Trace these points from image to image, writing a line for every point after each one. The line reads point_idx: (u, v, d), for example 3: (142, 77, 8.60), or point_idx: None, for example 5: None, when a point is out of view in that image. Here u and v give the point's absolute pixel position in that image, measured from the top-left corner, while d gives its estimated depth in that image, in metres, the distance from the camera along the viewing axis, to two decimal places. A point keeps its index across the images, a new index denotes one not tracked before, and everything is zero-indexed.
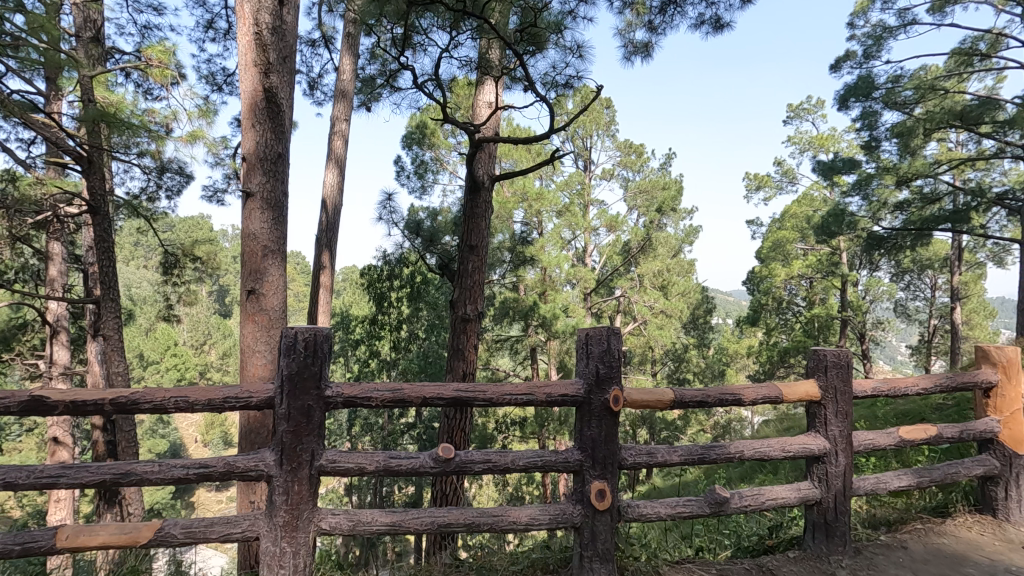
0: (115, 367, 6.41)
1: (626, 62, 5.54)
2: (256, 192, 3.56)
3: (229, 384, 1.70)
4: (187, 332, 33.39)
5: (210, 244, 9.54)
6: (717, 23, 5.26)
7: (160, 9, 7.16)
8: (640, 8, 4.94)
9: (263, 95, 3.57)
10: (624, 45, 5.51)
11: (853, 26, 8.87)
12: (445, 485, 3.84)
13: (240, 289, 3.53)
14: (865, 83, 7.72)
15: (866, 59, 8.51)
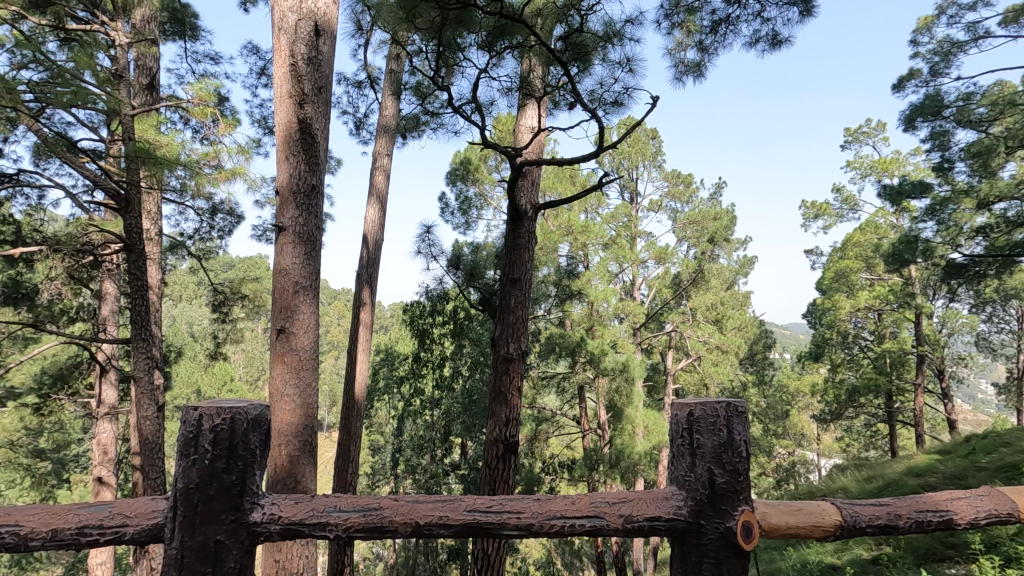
0: (147, 410, 5.92)
1: (676, 83, 4.85)
2: (289, 226, 3.11)
3: (95, 501, 1.03)
4: (242, 368, 34.23)
5: (257, 282, 9.15)
6: (774, 39, 4.51)
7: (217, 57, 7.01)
8: (690, 26, 4.21)
9: (297, 126, 3.16)
10: (673, 65, 4.83)
11: (914, 44, 7.87)
12: (488, 544, 3.17)
13: (269, 328, 3.07)
14: (933, 101, 6.64)
15: (934, 77, 7.44)
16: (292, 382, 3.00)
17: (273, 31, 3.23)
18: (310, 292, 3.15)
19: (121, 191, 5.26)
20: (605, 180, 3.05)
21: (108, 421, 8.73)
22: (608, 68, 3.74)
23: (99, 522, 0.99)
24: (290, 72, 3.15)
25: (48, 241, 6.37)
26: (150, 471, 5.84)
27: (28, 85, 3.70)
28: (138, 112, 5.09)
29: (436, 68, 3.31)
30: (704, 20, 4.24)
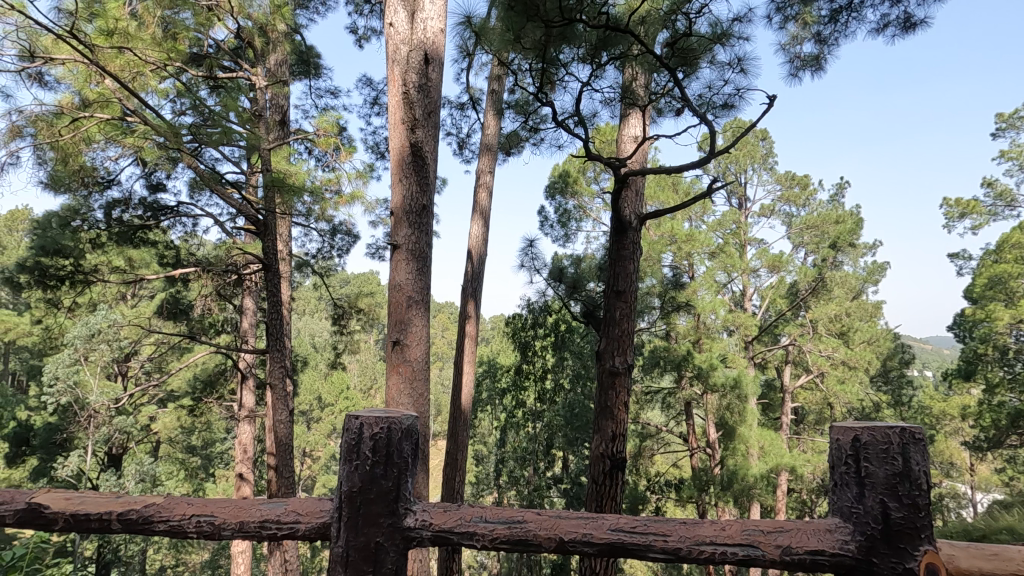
0: (281, 414, 6.51)
1: (791, 80, 4.54)
2: (403, 244, 3.29)
3: (272, 498, 1.15)
4: (357, 376, 36.80)
5: (371, 296, 9.79)
6: (907, 22, 4.07)
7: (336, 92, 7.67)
8: (807, 18, 3.91)
9: (409, 150, 3.36)
10: (787, 61, 4.52)
11: None
12: (597, 563, 3.10)
13: (385, 340, 3.27)
14: None
15: None
16: (406, 391, 3.17)
17: (388, 65, 3.49)
18: (422, 306, 3.30)
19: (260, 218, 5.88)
20: (715, 187, 2.92)
21: (248, 423, 9.72)
22: (717, 69, 3.57)
23: (276, 517, 1.11)
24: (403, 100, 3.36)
25: (202, 262, 7.28)
26: (283, 469, 6.39)
27: (188, 128, 4.27)
28: (274, 145, 5.68)
29: (539, 86, 3.36)
30: (822, 9, 3.92)
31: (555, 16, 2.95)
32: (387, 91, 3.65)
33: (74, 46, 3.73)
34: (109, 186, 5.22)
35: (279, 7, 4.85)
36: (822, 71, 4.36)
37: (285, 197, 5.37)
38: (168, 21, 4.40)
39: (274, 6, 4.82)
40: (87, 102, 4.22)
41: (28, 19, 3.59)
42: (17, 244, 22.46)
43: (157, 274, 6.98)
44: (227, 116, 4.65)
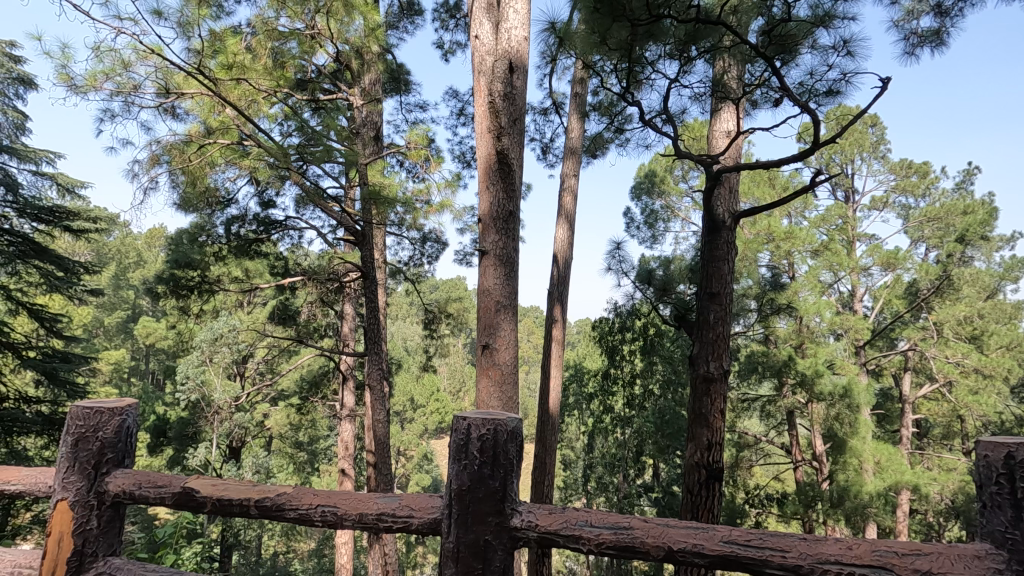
0: (379, 415, 6.86)
1: (908, 59, 4.12)
2: (491, 250, 3.37)
3: (386, 493, 1.22)
4: (447, 379, 38.00)
5: (460, 301, 10.08)
6: None
7: (425, 105, 7.99)
8: None
9: (496, 158, 3.42)
10: (903, 38, 4.12)
11: None
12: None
13: (475, 344, 3.36)
14: None
15: None
16: (496, 395, 3.24)
17: (475, 77, 3.59)
18: (510, 311, 3.36)
19: (359, 229, 6.25)
20: (819, 180, 2.72)
21: (349, 422, 10.32)
22: (819, 54, 3.33)
23: (392, 511, 1.18)
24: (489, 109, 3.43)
25: (308, 272, 7.85)
26: (381, 467, 6.72)
27: (295, 148, 4.63)
28: (371, 160, 6.02)
29: (626, 86, 3.31)
30: None
31: (642, 13, 2.89)
32: (474, 101, 3.75)
33: (200, 80, 4.18)
34: (229, 204, 5.79)
35: (372, 30, 4.84)
36: (946, 45, 3.93)
37: (380, 208, 5.67)
38: (277, 51, 4.82)
39: (368, 29, 4.85)
40: (211, 130, 4.72)
41: (164, 60, 4.07)
42: (154, 258, 25.51)
43: (269, 283, 7.62)
44: (328, 136, 4.98)
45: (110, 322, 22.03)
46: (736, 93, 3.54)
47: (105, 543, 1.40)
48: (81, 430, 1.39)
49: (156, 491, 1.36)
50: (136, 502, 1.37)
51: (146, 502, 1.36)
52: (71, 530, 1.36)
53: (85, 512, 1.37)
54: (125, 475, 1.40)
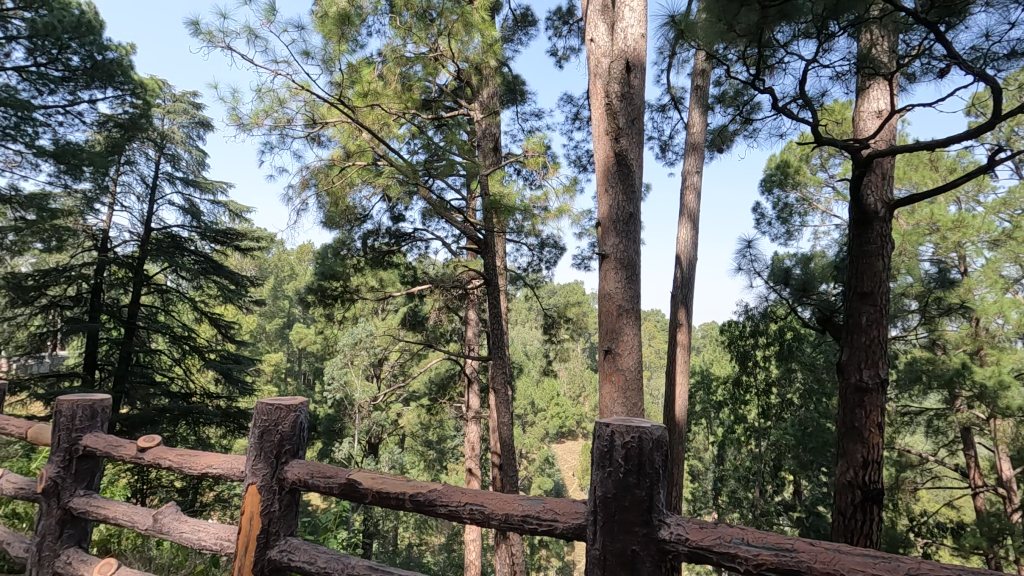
0: (504, 417, 7.03)
1: None
2: (611, 253, 3.32)
3: (530, 495, 1.26)
4: (567, 384, 38.08)
5: (579, 305, 9.98)
6: None
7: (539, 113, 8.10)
8: None
9: (614, 159, 3.36)
10: None
11: None
12: None
13: (598, 349, 3.32)
14: None
15: None
16: (619, 400, 3.18)
17: (591, 79, 3.57)
18: (633, 315, 3.27)
19: (481, 237, 6.47)
20: (1001, 158, 2.31)
21: (475, 424, 10.70)
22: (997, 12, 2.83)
23: (537, 513, 1.21)
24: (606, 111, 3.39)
25: (434, 280, 8.30)
26: (508, 468, 6.86)
27: (422, 165, 4.91)
28: (491, 170, 6.22)
29: (755, 73, 3.08)
30: None
31: None
32: (590, 105, 3.72)
33: (341, 109, 4.62)
34: (366, 220, 6.32)
35: (490, 45, 5.00)
36: None
37: (500, 217, 5.83)
38: (404, 75, 5.19)
39: (486, 45, 5.01)
40: (349, 153, 5.18)
41: (310, 94, 4.56)
42: (304, 270, 28.58)
43: (400, 291, 8.17)
44: (451, 151, 5.23)
45: (270, 328, 25.08)
46: (889, 68, 3.13)
47: (284, 524, 1.59)
48: (265, 424, 1.59)
49: (326, 481, 1.52)
50: (309, 489, 1.54)
51: (318, 490, 1.52)
52: (259, 511, 1.56)
53: (270, 496, 1.57)
54: (300, 465, 1.58)
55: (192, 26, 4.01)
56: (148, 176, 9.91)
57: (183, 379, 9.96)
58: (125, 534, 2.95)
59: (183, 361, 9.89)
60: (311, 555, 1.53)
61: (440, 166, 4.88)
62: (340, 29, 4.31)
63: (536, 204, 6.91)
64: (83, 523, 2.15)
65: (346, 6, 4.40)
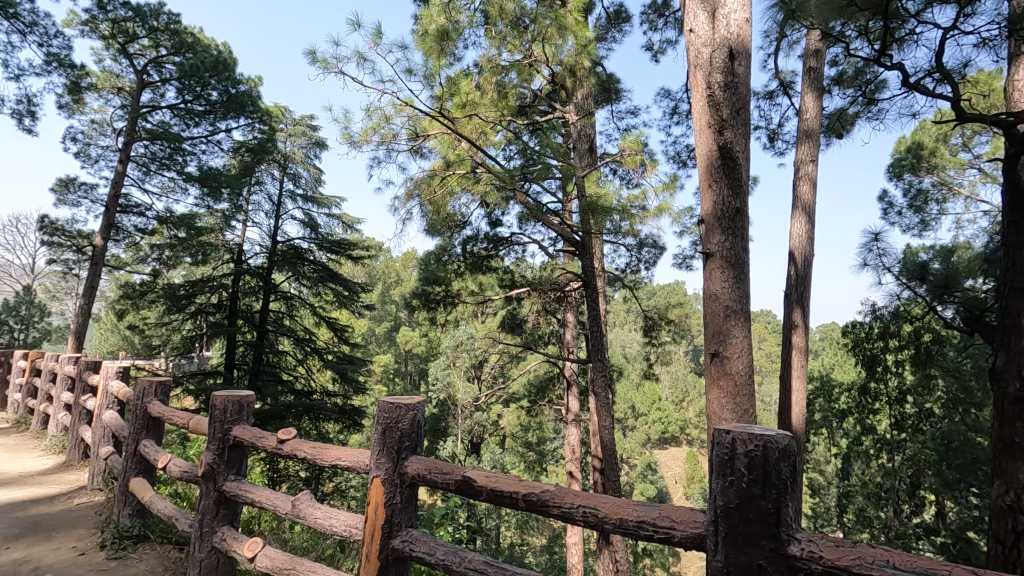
0: (605, 421, 6.91)
1: None
2: (717, 251, 3.17)
3: (646, 501, 1.24)
4: (669, 388, 36.76)
5: (681, 307, 9.53)
6: None
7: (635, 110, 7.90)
8: None
9: (718, 153, 3.20)
10: None
11: None
12: None
13: (703, 352, 3.18)
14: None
15: None
16: (729, 407, 3.01)
17: (690, 71, 3.43)
18: (742, 316, 3.08)
19: (578, 239, 6.42)
20: None
21: (574, 427, 10.62)
22: None
23: (653, 520, 1.19)
24: (708, 103, 3.24)
25: (532, 283, 8.36)
26: (610, 473, 6.74)
27: (519, 170, 4.98)
28: (587, 171, 6.17)
29: (879, 48, 2.79)
30: None
31: None
32: (690, 98, 3.58)
33: (442, 121, 4.84)
34: (465, 226, 6.53)
35: (583, 46, 4.96)
36: None
37: (598, 219, 5.73)
38: (500, 83, 5.29)
39: (580, 47, 4.98)
40: (449, 162, 5.39)
41: (414, 109, 4.81)
42: (409, 276, 30.05)
43: (499, 295, 8.32)
44: (548, 155, 5.25)
45: (379, 331, 26.66)
46: None
47: (405, 516, 1.69)
48: (386, 421, 1.71)
49: (442, 477, 1.60)
50: (428, 484, 1.63)
51: (436, 486, 1.61)
52: (383, 502, 1.68)
53: (393, 488, 1.68)
54: (419, 461, 1.67)
55: (310, 55, 4.39)
56: (274, 195, 10.96)
57: (305, 378, 10.87)
58: (262, 518, 3.28)
59: (306, 361, 10.80)
60: (430, 547, 1.62)
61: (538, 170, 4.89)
62: (440, 45, 4.51)
63: (633, 203, 6.74)
64: (233, 504, 2.43)
65: (444, 22, 4.57)
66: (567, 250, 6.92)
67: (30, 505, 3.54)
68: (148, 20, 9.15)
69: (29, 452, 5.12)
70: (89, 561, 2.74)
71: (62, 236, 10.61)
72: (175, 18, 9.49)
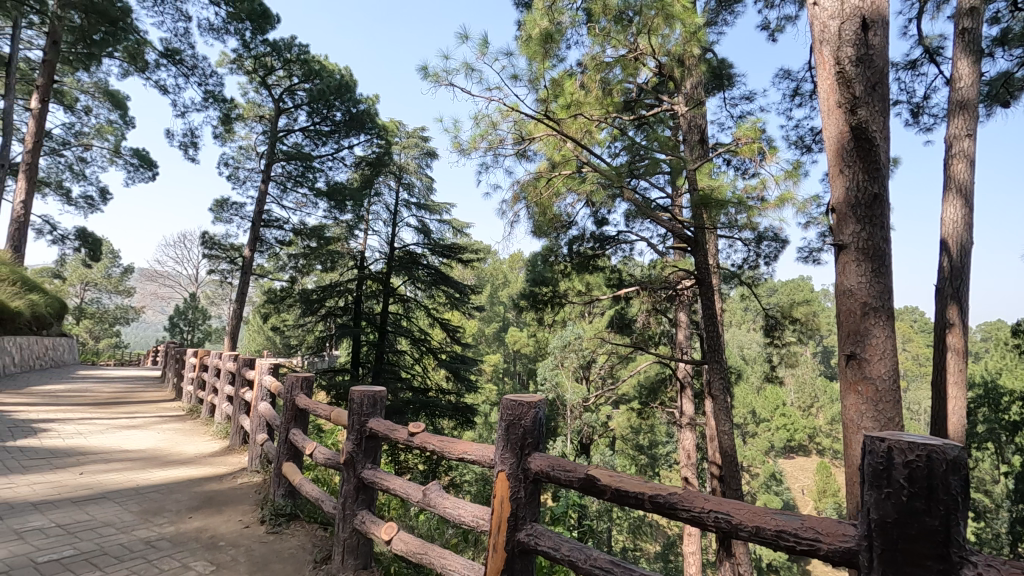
0: (725, 425, 6.52)
1: None
2: (850, 243, 2.89)
3: (786, 510, 1.18)
4: (794, 393, 33.96)
5: (808, 304, 8.73)
6: None
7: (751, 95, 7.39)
8: None
9: (850, 135, 2.91)
10: None
11: None
12: None
13: (838, 353, 2.90)
14: None
15: None
16: (869, 414, 2.72)
17: (815, 47, 3.17)
18: (883, 314, 2.77)
19: (690, 235, 6.12)
20: None
21: (689, 431, 10.12)
22: None
23: (794, 531, 1.13)
24: (837, 81, 2.96)
25: (641, 281, 8.14)
26: (730, 481, 6.38)
27: (625, 167, 4.89)
28: (699, 163, 5.90)
29: None
30: None
31: None
32: (815, 76, 3.29)
33: (548, 123, 4.90)
34: (571, 225, 6.53)
35: (692, 33, 4.74)
36: None
37: (711, 213, 5.41)
38: (604, 80, 5.23)
39: (688, 35, 4.76)
40: (555, 163, 5.43)
41: (519, 113, 4.92)
42: (516, 278, 30.62)
43: (607, 294, 8.19)
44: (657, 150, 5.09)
45: (489, 331, 27.47)
46: None
47: (530, 510, 1.74)
48: (510, 417, 1.78)
49: (566, 474, 1.63)
50: (551, 480, 1.67)
51: (559, 482, 1.64)
52: (508, 496, 1.74)
53: (517, 483, 1.74)
54: (542, 457, 1.72)
55: (422, 71, 4.66)
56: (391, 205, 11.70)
57: (422, 376, 11.46)
58: (391, 506, 3.51)
59: (422, 360, 11.38)
60: (555, 542, 1.66)
61: (646, 167, 4.73)
62: (544, 48, 4.56)
63: (751, 194, 6.31)
64: (371, 490, 2.65)
65: (547, 25, 4.61)
66: (679, 248, 6.64)
67: (205, 482, 4.11)
68: (283, 53, 10.22)
69: (200, 436, 5.94)
70: (253, 533, 3.12)
71: (219, 249, 12.17)
72: (304, 49, 10.48)
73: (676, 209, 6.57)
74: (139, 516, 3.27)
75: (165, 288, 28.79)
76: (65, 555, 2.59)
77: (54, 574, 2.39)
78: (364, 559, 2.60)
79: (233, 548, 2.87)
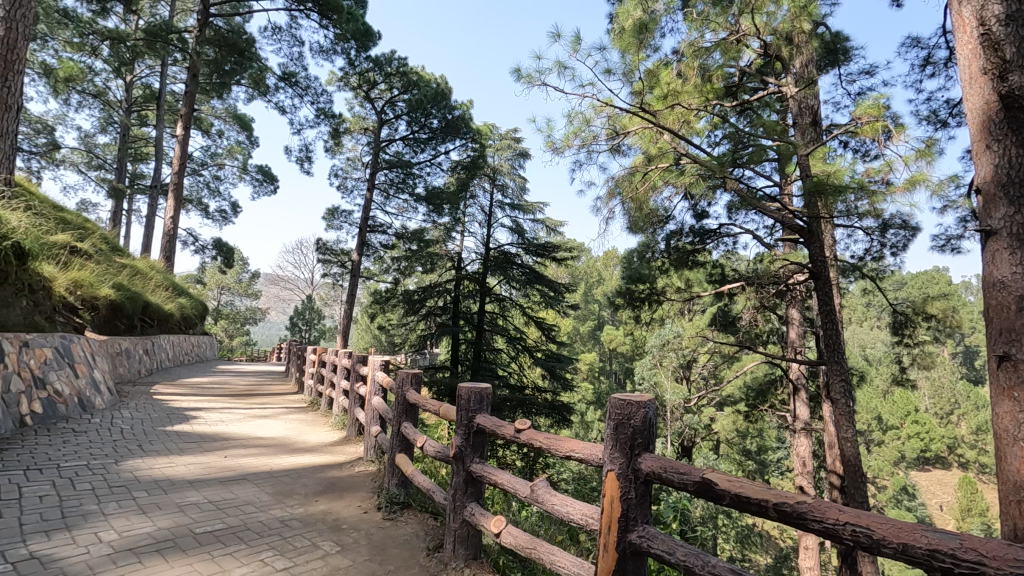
0: (847, 432, 5.96)
1: None
2: (1001, 228, 2.52)
3: (940, 528, 1.07)
4: (930, 398, 30.33)
5: (947, 299, 7.75)
6: None
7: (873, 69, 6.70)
8: None
9: (1000, 104, 2.54)
10: None
11: None
12: None
13: (988, 354, 2.53)
14: None
15: None
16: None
17: (953, 9, 2.80)
18: None
19: (802, 225, 5.67)
20: None
21: (805, 436, 9.37)
22: None
23: (952, 551, 1.02)
24: (982, 45, 2.60)
25: (746, 276, 7.67)
26: (854, 493, 5.82)
27: (727, 156, 4.64)
28: (812, 148, 5.45)
29: None
30: None
31: None
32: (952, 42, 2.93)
33: (643, 116, 4.80)
34: (669, 220, 6.31)
35: (801, 8, 4.39)
36: None
37: (827, 200, 4.97)
38: (702, 67, 4.99)
39: (796, 10, 4.42)
40: (651, 157, 5.27)
41: (613, 108, 4.85)
42: (612, 275, 30.10)
43: (709, 291, 7.82)
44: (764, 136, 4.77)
45: (584, 330, 27.27)
46: None
47: (641, 511, 1.71)
48: (618, 417, 1.76)
49: (679, 477, 1.58)
50: (664, 483, 1.63)
51: (673, 485, 1.60)
52: (618, 496, 1.72)
53: (627, 484, 1.71)
54: (653, 458, 1.68)
55: (515, 73, 4.75)
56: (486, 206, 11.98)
57: (519, 374, 11.61)
58: (495, 500, 3.60)
59: (518, 358, 11.53)
60: (670, 545, 1.61)
61: (750, 155, 4.44)
62: (638, 39, 4.45)
63: (873, 178, 5.73)
64: (479, 483, 2.73)
65: (641, 15, 4.49)
66: (790, 239, 6.18)
67: (327, 469, 4.46)
68: (384, 67, 10.83)
69: (321, 427, 6.46)
70: (372, 518, 3.36)
71: (331, 254, 13.15)
72: (404, 62, 11.04)
73: (785, 198, 6.13)
74: (274, 498, 3.63)
75: (286, 291, 31.56)
76: (217, 528, 2.94)
77: (208, 544, 2.72)
78: (474, 549, 2.70)
79: (354, 531, 3.11)
